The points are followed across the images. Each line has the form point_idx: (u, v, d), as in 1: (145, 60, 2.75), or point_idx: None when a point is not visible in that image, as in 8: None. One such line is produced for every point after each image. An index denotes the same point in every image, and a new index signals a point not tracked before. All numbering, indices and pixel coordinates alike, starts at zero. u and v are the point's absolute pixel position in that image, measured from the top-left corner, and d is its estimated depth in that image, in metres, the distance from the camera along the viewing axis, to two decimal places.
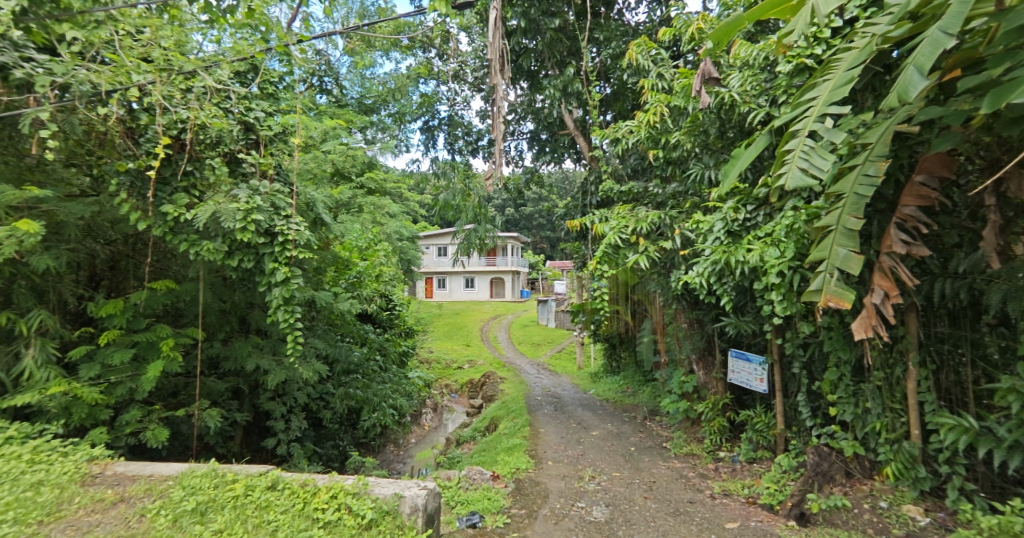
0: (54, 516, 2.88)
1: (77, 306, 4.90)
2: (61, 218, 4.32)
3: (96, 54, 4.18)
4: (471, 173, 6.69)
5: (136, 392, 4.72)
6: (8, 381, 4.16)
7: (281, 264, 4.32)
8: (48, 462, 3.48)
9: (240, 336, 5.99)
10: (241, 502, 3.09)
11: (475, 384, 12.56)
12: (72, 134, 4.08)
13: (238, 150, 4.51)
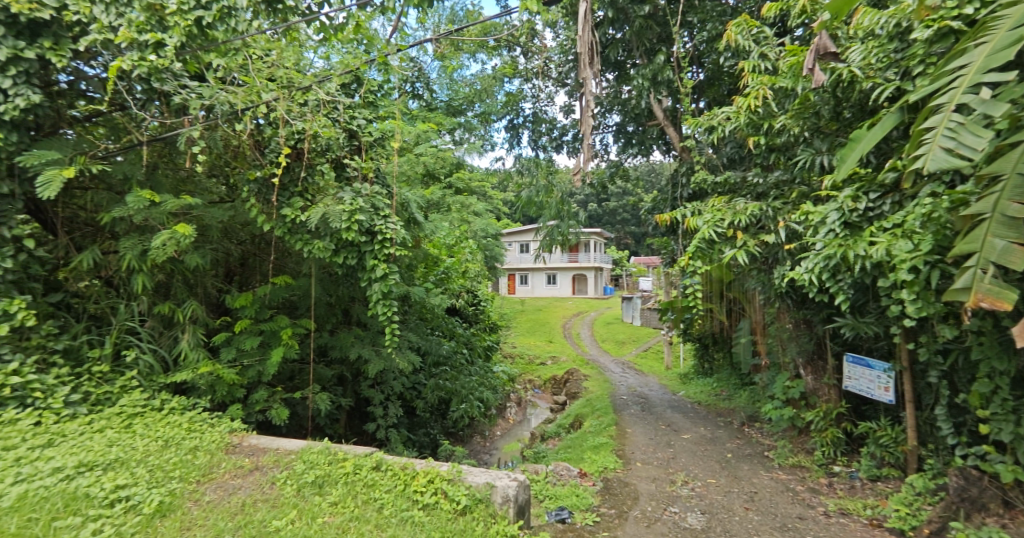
0: (207, 477, 3.36)
1: (217, 298, 5.65)
2: (205, 222, 5.00)
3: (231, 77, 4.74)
4: (554, 169, 6.68)
5: (263, 374, 5.33)
6: (169, 361, 4.91)
7: (381, 261, 4.64)
8: (199, 431, 4.06)
9: (345, 327, 6.52)
10: (351, 478, 3.36)
11: (558, 381, 12.52)
12: (214, 149, 4.71)
13: (344, 156, 4.86)
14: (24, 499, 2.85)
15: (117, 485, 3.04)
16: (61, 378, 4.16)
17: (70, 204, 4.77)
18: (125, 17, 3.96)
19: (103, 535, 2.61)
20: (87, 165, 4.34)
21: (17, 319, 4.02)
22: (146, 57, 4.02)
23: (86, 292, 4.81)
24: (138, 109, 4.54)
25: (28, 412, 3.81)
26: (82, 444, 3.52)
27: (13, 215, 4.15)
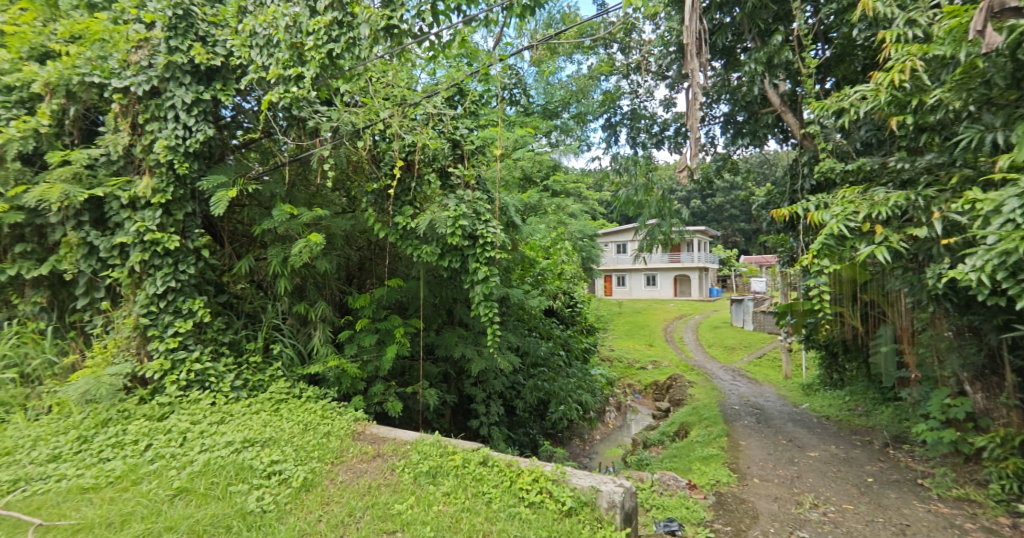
0: (339, 459, 3.75)
1: (341, 299, 6.27)
2: (332, 231, 5.59)
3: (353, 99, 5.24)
4: (654, 167, 6.35)
5: (380, 369, 5.81)
6: (305, 353, 5.58)
7: (482, 264, 4.82)
8: (331, 418, 4.55)
9: (451, 326, 6.87)
10: (460, 471, 3.52)
11: (660, 386, 11.96)
12: (339, 166, 5.25)
13: (448, 165, 5.12)
14: (207, 466, 3.43)
15: (273, 460, 3.54)
16: (227, 366, 4.93)
17: (231, 219, 5.62)
18: (274, 57, 4.60)
19: (265, 502, 3.05)
20: (244, 185, 5.10)
21: (197, 316, 4.85)
22: (289, 89, 4.65)
23: (243, 294, 5.64)
24: (281, 134, 5.24)
25: (204, 394, 4.57)
26: (244, 423, 4.13)
27: (193, 230, 5.02)
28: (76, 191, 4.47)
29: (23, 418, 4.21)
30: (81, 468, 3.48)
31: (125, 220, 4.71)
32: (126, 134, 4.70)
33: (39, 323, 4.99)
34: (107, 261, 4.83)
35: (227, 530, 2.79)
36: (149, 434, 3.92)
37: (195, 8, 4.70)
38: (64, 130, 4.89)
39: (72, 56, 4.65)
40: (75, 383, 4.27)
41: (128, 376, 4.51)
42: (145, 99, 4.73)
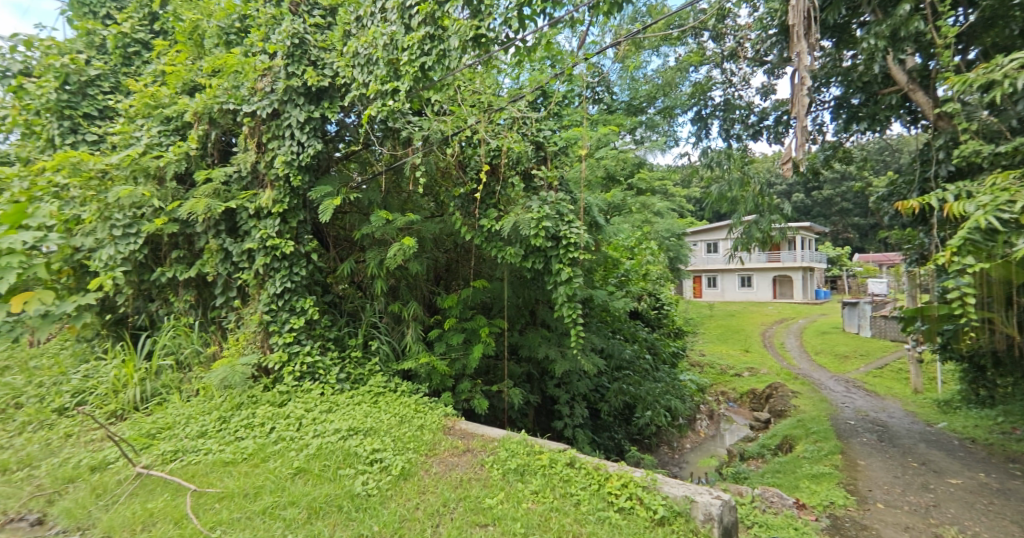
0: (433, 451, 3.94)
1: (431, 299, 6.58)
2: (423, 234, 5.90)
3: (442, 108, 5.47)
4: (751, 159, 5.90)
5: (467, 367, 6.02)
6: (399, 350, 5.96)
7: (565, 265, 4.79)
8: (424, 412, 4.80)
9: (534, 327, 6.93)
10: (548, 471, 3.54)
11: (759, 395, 11.08)
12: (429, 172, 5.53)
13: (532, 167, 5.17)
14: (320, 450, 3.79)
15: (375, 448, 3.81)
16: (333, 359, 5.40)
17: (335, 225, 6.15)
18: (373, 74, 4.96)
19: (369, 486, 3.29)
20: (347, 194, 5.56)
21: (308, 313, 5.38)
22: (386, 102, 4.99)
23: (345, 294, 6.14)
24: (379, 145, 5.64)
25: (315, 384, 5.05)
26: (349, 412, 4.51)
27: (305, 236, 5.57)
28: (215, 204, 5.17)
29: (177, 399, 4.94)
30: (222, 445, 3.99)
31: (252, 228, 5.36)
32: (253, 152, 5.35)
33: (187, 317, 5.83)
34: (238, 265, 5.52)
35: (339, 509, 3.04)
36: (272, 418, 4.41)
37: (308, 36, 5.21)
38: (207, 152, 5.70)
39: (214, 88, 5.37)
40: (215, 371, 4.93)
41: (255, 366, 5.11)
42: (268, 121, 5.33)
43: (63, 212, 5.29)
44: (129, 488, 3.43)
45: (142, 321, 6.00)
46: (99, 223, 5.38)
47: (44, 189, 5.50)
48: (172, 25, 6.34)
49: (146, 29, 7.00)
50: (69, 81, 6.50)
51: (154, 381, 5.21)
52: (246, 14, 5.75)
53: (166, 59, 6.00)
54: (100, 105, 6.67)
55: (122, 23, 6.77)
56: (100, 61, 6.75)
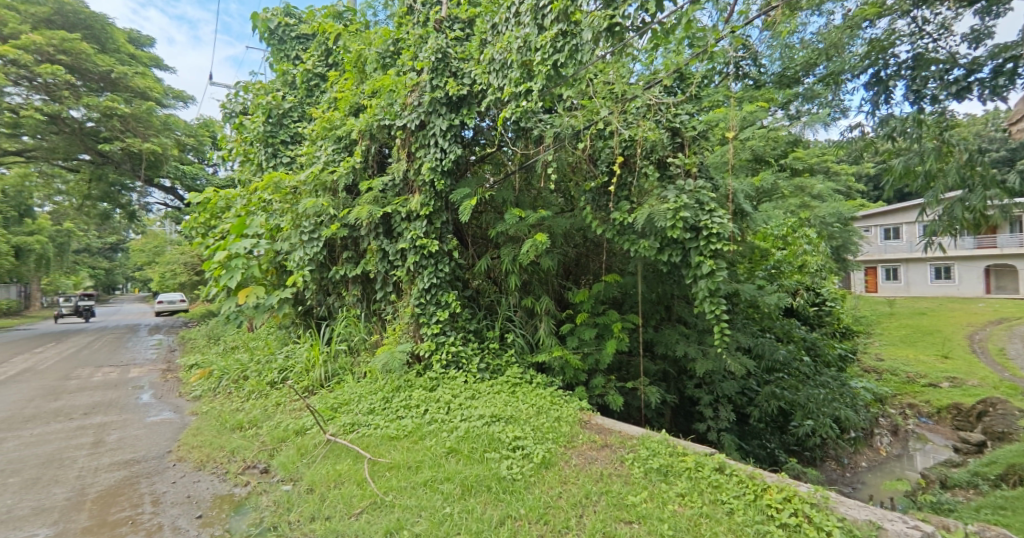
0: (571, 443, 3.99)
1: (562, 294, 6.65)
2: (554, 230, 5.99)
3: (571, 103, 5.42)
4: (952, 122, 4.82)
5: (600, 362, 5.96)
6: (532, 343, 6.17)
7: (707, 257, 4.44)
8: (560, 404, 4.89)
9: (670, 323, 6.59)
10: (695, 475, 3.35)
11: (966, 412, 9.03)
12: (561, 168, 5.58)
13: (667, 155, 4.88)
14: (468, 433, 4.10)
15: (517, 436, 4.00)
16: (474, 349, 5.82)
17: (473, 224, 6.56)
18: (507, 78, 5.13)
19: (514, 470, 3.47)
20: (483, 194, 5.89)
21: (451, 307, 5.85)
22: (520, 103, 5.12)
23: (483, 289, 6.51)
24: (511, 145, 5.87)
25: (460, 372, 5.48)
26: (490, 400, 4.81)
27: (447, 236, 6.05)
28: (376, 210, 5.89)
29: (351, 379, 5.76)
30: (387, 421, 4.55)
31: (404, 230, 5.99)
32: (405, 162, 5.97)
33: (355, 309, 6.75)
34: (393, 263, 6.22)
35: (489, 489, 3.24)
36: (426, 400, 4.90)
37: (449, 50, 5.64)
38: (368, 164, 6.51)
39: (374, 108, 6.11)
40: (379, 356, 5.63)
41: (409, 353, 5.71)
42: (416, 132, 5.89)
43: (269, 222, 6.68)
44: (321, 451, 4.10)
45: (322, 312, 7.11)
46: (294, 230, 6.55)
47: (259, 205, 6.93)
48: (342, 57, 7.36)
49: (323, 63, 8.13)
50: (272, 115, 8.02)
51: (333, 363, 6.13)
52: (399, 37, 6.42)
53: (338, 87, 7.01)
54: (292, 132, 8.07)
55: (306, 61, 7.98)
56: (292, 96, 8.16)
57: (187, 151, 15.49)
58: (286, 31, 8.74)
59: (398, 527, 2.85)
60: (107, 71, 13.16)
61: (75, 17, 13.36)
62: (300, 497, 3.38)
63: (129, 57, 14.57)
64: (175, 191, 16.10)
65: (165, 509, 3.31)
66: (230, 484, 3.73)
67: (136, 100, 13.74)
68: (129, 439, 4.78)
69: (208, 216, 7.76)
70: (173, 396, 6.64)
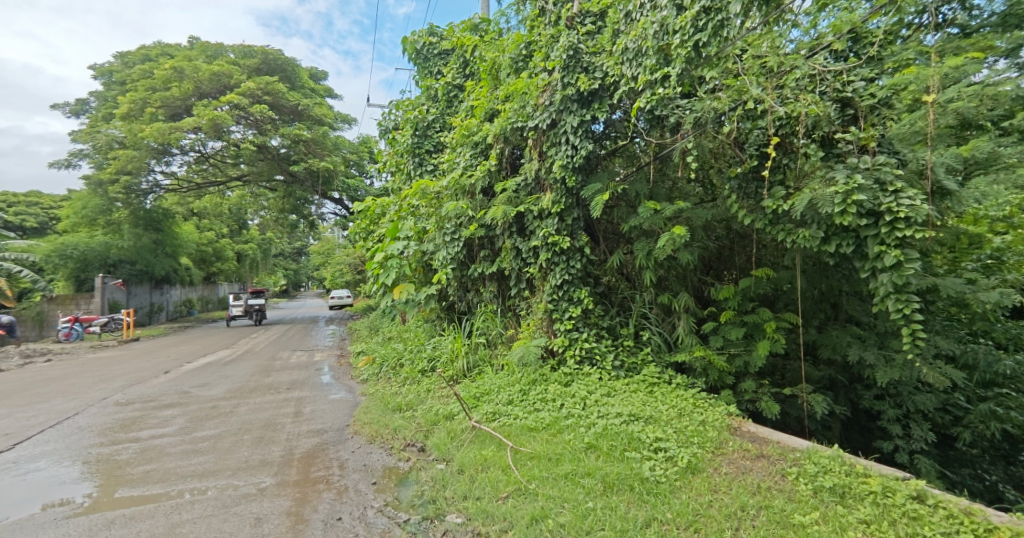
0: (720, 450, 3.72)
1: (703, 291, 6.18)
2: (694, 222, 5.62)
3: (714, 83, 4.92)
4: None
5: (750, 365, 5.42)
6: (670, 342, 5.89)
7: (890, 247, 3.71)
8: (704, 407, 4.57)
9: (838, 324, 5.74)
10: (883, 501, 2.85)
11: None
12: (701, 156, 5.19)
13: (835, 130, 4.24)
14: (606, 430, 4.06)
15: (659, 437, 3.84)
16: (608, 346, 5.76)
17: (604, 220, 6.44)
18: (642, 66, 4.88)
19: (658, 472, 3.34)
20: (615, 188, 5.77)
21: (584, 303, 5.85)
22: (655, 91, 4.82)
23: (615, 285, 6.39)
24: (644, 135, 5.60)
25: (594, 369, 5.46)
26: (627, 399, 4.71)
27: (578, 232, 6.04)
28: (510, 209, 6.16)
29: (490, 371, 6.10)
30: (526, 413, 4.73)
31: (537, 228, 6.15)
32: (537, 162, 6.14)
33: (492, 304, 7.15)
34: (526, 260, 6.44)
35: (631, 489, 3.17)
36: (562, 395, 4.98)
37: (581, 45, 5.61)
38: (502, 167, 6.85)
39: (507, 112, 6.36)
40: (515, 349, 5.86)
41: (543, 348, 5.84)
42: (548, 131, 6.01)
43: (417, 225, 7.40)
44: (468, 435, 4.42)
45: (463, 307, 7.70)
46: (438, 232, 7.17)
47: (409, 210, 7.68)
48: (478, 67, 7.81)
49: (462, 74, 8.69)
50: (418, 128, 8.87)
51: (473, 354, 6.56)
52: (531, 40, 6.56)
53: (475, 95, 7.46)
54: (435, 142, 8.84)
55: (447, 75, 8.63)
56: (435, 108, 8.91)
57: (352, 167, 17.89)
58: (430, 49, 9.56)
59: (543, 516, 2.93)
60: (295, 105, 15.79)
61: (274, 64, 16.26)
62: (453, 476, 3.69)
63: (310, 91, 17.30)
64: (343, 202, 18.77)
65: (349, 473, 3.87)
66: (395, 457, 4.24)
67: (315, 126, 16.30)
68: (319, 412, 5.71)
69: (368, 222, 8.91)
70: (348, 378, 7.75)
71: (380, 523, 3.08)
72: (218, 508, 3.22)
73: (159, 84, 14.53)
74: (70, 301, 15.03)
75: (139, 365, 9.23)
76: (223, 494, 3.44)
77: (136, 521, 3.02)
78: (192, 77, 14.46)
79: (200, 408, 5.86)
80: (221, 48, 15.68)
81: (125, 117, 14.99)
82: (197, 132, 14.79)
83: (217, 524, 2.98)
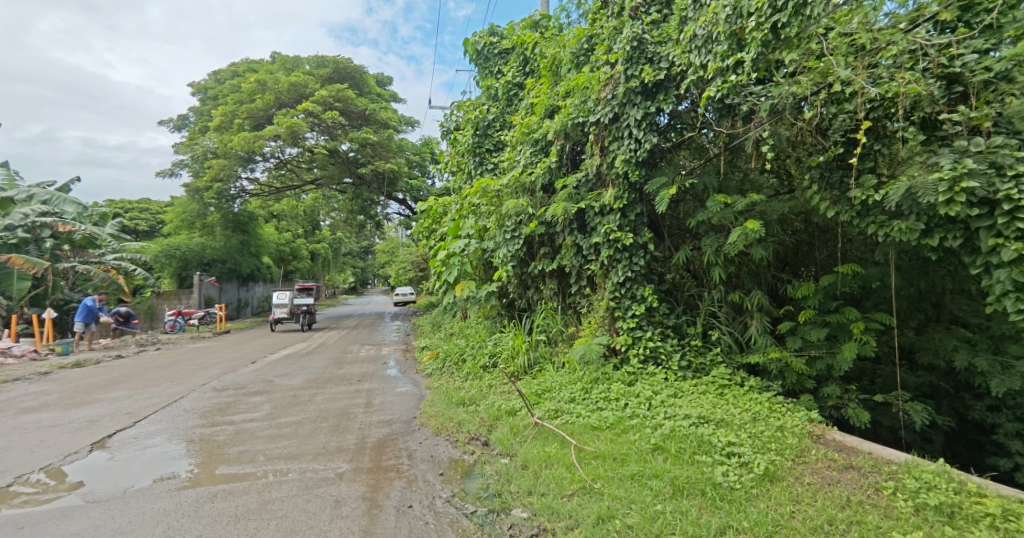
0: (802, 459, 3.49)
1: (780, 290, 5.82)
2: (769, 215, 5.31)
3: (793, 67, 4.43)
4: None
5: (834, 368, 5.04)
6: (742, 342, 5.62)
7: (1008, 240, 3.29)
8: (781, 412, 4.31)
9: (940, 326, 5.21)
10: (1001, 524, 2.55)
11: None
12: (777, 146, 4.88)
13: (939, 111, 3.76)
14: (674, 432, 3.93)
15: (732, 442, 3.67)
16: (674, 346, 5.59)
17: (669, 216, 6.21)
18: (712, 53, 4.66)
19: (732, 478, 3.18)
20: (681, 181, 5.56)
21: (648, 301, 5.70)
22: (727, 79, 4.62)
23: (682, 283, 6.18)
24: (713, 126, 5.35)
25: (659, 369, 5.31)
26: (696, 401, 4.54)
27: (642, 228, 5.88)
28: (571, 206, 6.13)
29: (551, 368, 6.10)
30: (588, 411, 4.67)
31: (598, 224, 6.07)
32: (599, 157, 6.02)
33: (553, 301, 7.17)
34: (587, 257, 6.37)
35: (703, 494, 3.05)
36: (625, 394, 4.89)
37: (645, 35, 5.45)
38: (563, 163, 6.81)
39: (568, 107, 6.29)
40: (576, 347, 5.80)
41: (606, 346, 5.75)
42: (610, 125, 5.89)
43: (479, 223, 7.54)
44: (531, 432, 4.44)
45: (523, 304, 7.80)
46: (498, 230, 7.25)
47: (470, 209, 7.82)
48: (539, 63, 7.81)
49: (521, 72, 8.74)
50: (479, 127, 9.03)
51: (534, 351, 6.58)
52: (592, 33, 6.45)
53: (535, 93, 7.47)
54: (495, 141, 8.96)
55: (507, 73, 8.69)
56: (495, 107, 9.02)
57: (415, 167, 18.53)
58: (490, 49, 9.68)
59: (610, 516, 2.89)
60: (363, 110, 16.58)
61: (344, 72, 17.17)
62: (518, 471, 3.74)
63: (377, 96, 18.11)
64: (407, 202, 19.50)
65: (418, 463, 4.03)
66: (461, 450, 4.35)
67: (381, 130, 17.02)
68: (388, 403, 6.00)
69: (431, 222, 9.19)
70: (413, 372, 8.06)
71: (449, 513, 3.18)
72: (302, 489, 3.46)
73: (246, 97, 15.81)
74: (174, 296, 16.81)
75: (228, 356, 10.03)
76: (305, 477, 3.69)
77: (234, 496, 3.32)
78: (274, 88, 15.59)
79: (283, 396, 6.32)
80: (298, 60, 16.79)
81: (218, 129, 16.45)
82: (277, 140, 15.90)
83: (302, 504, 3.21)
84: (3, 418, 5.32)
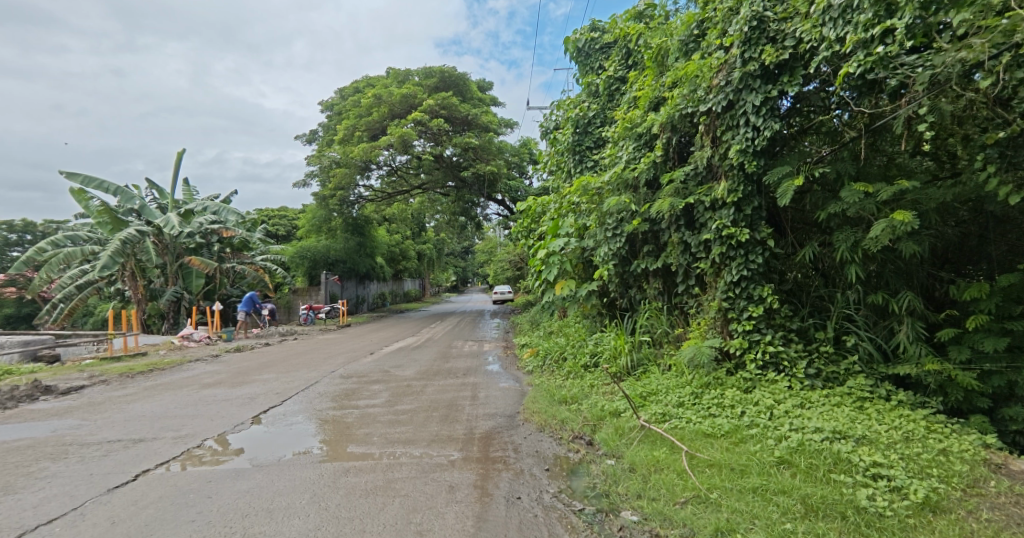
0: (976, 490, 2.97)
1: (939, 292, 5.00)
2: (923, 205, 4.59)
3: (976, 29, 3.51)
4: None
5: (1017, 386, 4.23)
6: (887, 350, 4.96)
7: None
8: (943, 434, 3.71)
9: None
10: None
11: None
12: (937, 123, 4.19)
13: None
14: (803, 445, 3.57)
15: (878, 463, 3.24)
16: (799, 352, 5.08)
17: (792, 208, 5.60)
18: (852, 23, 4.15)
19: (881, 504, 2.80)
20: (809, 170, 5.00)
21: (767, 302, 5.21)
22: (871, 51, 4.13)
23: (809, 283, 5.57)
24: (851, 106, 4.75)
25: (782, 377, 4.86)
26: (829, 413, 4.07)
27: (760, 223, 5.37)
28: (678, 202, 5.79)
29: (656, 370, 5.86)
30: (700, 417, 4.40)
31: (709, 220, 5.70)
32: (710, 148, 5.63)
33: (658, 301, 6.87)
34: (696, 254, 6.05)
35: (844, 518, 2.72)
36: (742, 402, 4.53)
37: (767, 12, 4.98)
38: (669, 157, 6.48)
39: (675, 98, 5.98)
40: (684, 350, 5.49)
41: (717, 349, 5.38)
42: (722, 114, 5.48)
43: (578, 221, 7.49)
44: (637, 434, 4.31)
45: (624, 303, 7.58)
46: (598, 228, 7.12)
47: (569, 207, 7.76)
48: (643, 55, 7.54)
49: (624, 65, 8.46)
50: (579, 125, 8.99)
51: (637, 352, 6.38)
52: (704, 17, 6.06)
53: (638, 86, 7.20)
54: (595, 138, 8.84)
55: (608, 68, 8.47)
56: (595, 103, 8.86)
57: (514, 168, 18.96)
58: (591, 45, 9.54)
59: (730, 529, 2.69)
60: (466, 116, 17.31)
61: (449, 80, 18.07)
62: (625, 473, 3.65)
63: (479, 101, 18.75)
64: (505, 202, 20.03)
65: (524, 457, 4.12)
66: (565, 448, 4.36)
67: (483, 133, 17.62)
68: (492, 397, 6.22)
69: (529, 221, 9.30)
70: (514, 368, 8.25)
71: (557, 508, 3.19)
72: (420, 472, 3.70)
73: (365, 111, 17.33)
74: (306, 293, 19.14)
75: (247, 385, 6.85)
76: (423, 461, 3.95)
77: (362, 473, 3.66)
78: (388, 101, 16.87)
79: (398, 385, 6.84)
80: (408, 73, 18.01)
81: (341, 142, 18.25)
82: (389, 149, 17.14)
83: (421, 486, 3.43)
84: (190, 392, 6.43)
